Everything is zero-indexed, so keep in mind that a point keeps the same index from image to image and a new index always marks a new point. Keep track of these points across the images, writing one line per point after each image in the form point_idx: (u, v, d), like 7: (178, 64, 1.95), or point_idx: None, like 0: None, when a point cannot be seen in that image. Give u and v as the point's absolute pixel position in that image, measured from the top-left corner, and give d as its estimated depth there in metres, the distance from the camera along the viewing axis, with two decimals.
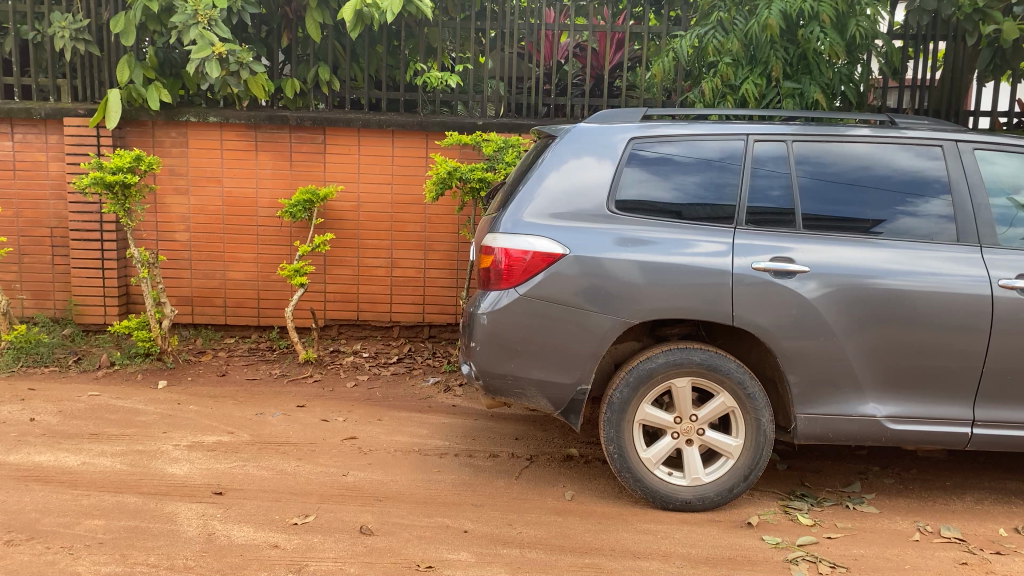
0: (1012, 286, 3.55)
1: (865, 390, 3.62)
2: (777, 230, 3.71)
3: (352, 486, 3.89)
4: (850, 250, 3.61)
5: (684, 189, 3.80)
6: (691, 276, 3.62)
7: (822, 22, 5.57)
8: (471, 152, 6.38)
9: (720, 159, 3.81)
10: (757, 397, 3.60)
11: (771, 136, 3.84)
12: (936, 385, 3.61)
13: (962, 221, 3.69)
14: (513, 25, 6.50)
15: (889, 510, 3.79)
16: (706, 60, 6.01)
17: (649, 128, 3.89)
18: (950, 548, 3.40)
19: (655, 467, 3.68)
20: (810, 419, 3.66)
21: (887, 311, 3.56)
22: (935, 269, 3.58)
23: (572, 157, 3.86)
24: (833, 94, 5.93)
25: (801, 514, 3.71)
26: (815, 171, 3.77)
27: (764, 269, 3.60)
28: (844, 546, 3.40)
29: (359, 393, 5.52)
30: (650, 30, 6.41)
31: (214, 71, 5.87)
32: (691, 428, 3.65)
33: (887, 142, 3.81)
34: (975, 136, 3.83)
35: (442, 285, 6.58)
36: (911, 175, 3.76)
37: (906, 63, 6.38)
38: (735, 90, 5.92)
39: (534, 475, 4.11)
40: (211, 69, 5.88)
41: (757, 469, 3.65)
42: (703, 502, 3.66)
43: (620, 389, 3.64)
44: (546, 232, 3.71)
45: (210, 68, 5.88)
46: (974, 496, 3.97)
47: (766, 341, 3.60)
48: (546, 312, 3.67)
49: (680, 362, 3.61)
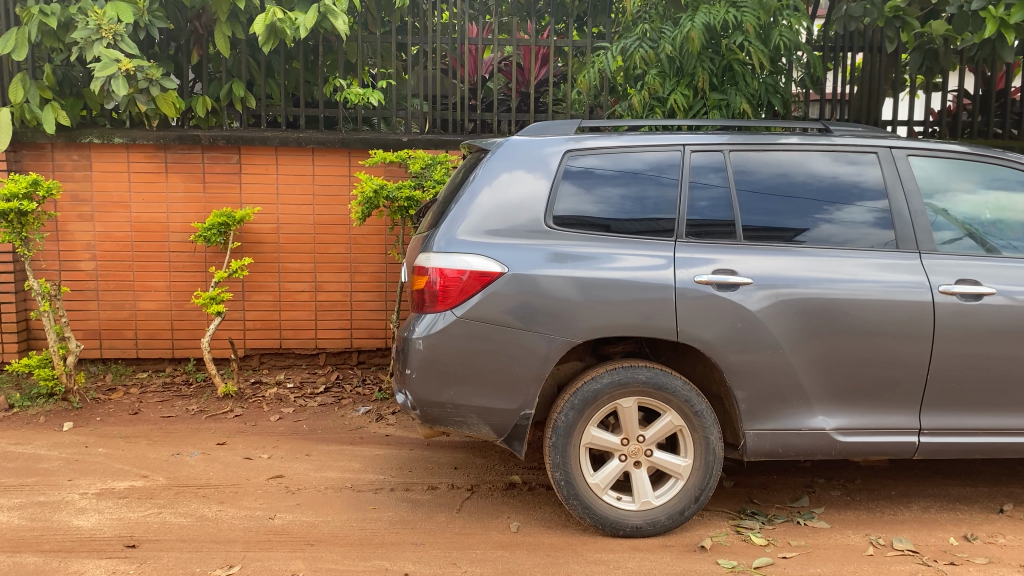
0: (952, 292, 3.53)
1: (813, 403, 3.54)
2: (718, 242, 3.61)
3: (280, 531, 3.60)
4: (792, 260, 3.55)
5: (605, 203, 3.67)
6: (633, 291, 3.48)
7: (745, 33, 5.55)
8: (396, 169, 6.14)
9: (657, 170, 3.72)
10: (704, 414, 3.50)
11: (708, 147, 3.76)
12: (883, 395, 3.56)
13: (901, 228, 3.67)
14: (434, 41, 6.34)
15: (841, 524, 3.72)
16: (633, 74, 5.92)
17: (584, 140, 3.76)
18: (905, 561, 3.34)
19: (603, 492, 3.52)
20: (759, 435, 3.57)
21: (831, 320, 3.50)
22: (874, 277, 3.54)
23: (504, 171, 3.69)
24: (759, 106, 5.93)
25: (754, 533, 3.60)
26: (750, 181, 3.70)
27: (707, 282, 3.49)
28: (800, 565, 3.30)
29: (284, 427, 5.20)
30: (574, 45, 6.36)
31: (122, 90, 5.45)
32: (639, 449, 3.51)
33: (823, 149, 3.78)
34: (908, 142, 3.83)
35: (370, 308, 6.31)
36: (848, 182, 3.73)
37: (826, 76, 6.48)
38: (663, 102, 5.86)
39: (477, 507, 3.90)
40: (118, 88, 5.45)
41: (707, 489, 3.53)
42: (654, 527, 3.52)
43: (566, 412, 3.46)
44: (482, 250, 3.52)
45: (117, 88, 5.45)
46: (920, 505, 3.94)
47: (712, 356, 3.49)
48: (486, 334, 3.47)
49: (626, 382, 3.46)
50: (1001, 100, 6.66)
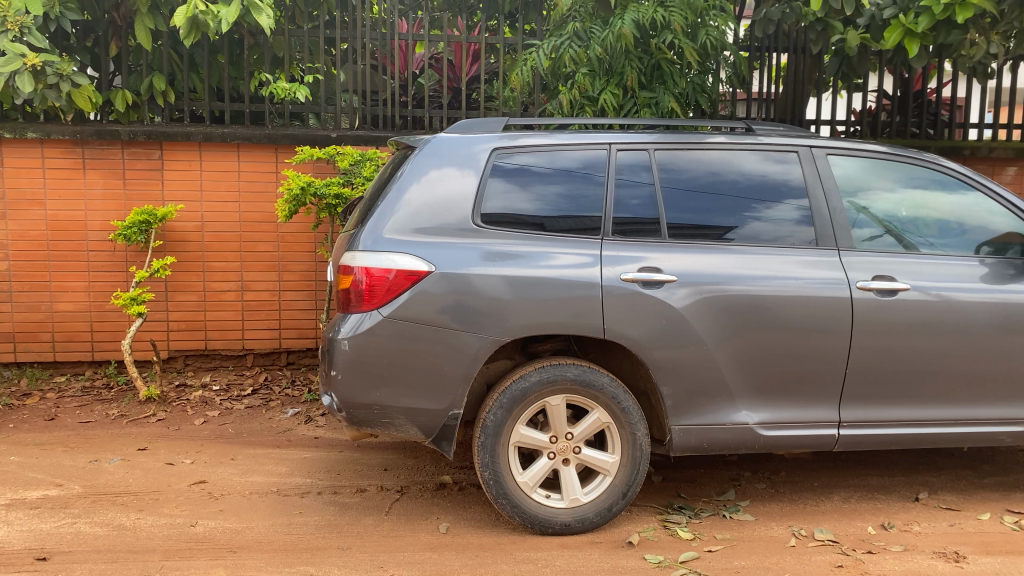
0: (868, 288, 3.63)
1: (737, 398, 3.60)
2: (643, 240, 3.64)
3: (202, 538, 3.50)
4: (715, 258, 3.60)
5: (541, 200, 3.66)
6: (562, 289, 3.48)
7: (673, 32, 5.62)
8: (324, 166, 6.03)
9: (584, 168, 3.72)
10: (632, 410, 3.52)
11: (634, 145, 3.79)
12: (804, 389, 3.64)
13: (820, 225, 3.76)
14: (364, 36, 6.23)
15: (765, 516, 3.80)
16: (563, 72, 5.94)
17: (512, 138, 3.75)
18: (825, 551, 3.42)
19: (532, 490, 3.52)
20: (685, 430, 3.61)
21: (753, 317, 3.56)
22: (794, 273, 3.62)
23: (432, 168, 3.64)
24: (687, 104, 6.02)
25: (681, 528, 3.64)
26: (676, 179, 3.74)
27: (632, 279, 3.52)
28: (725, 558, 3.35)
29: (209, 431, 5.06)
30: (506, 41, 6.33)
31: (27, 85, 5.24)
32: (568, 447, 3.52)
33: (746, 148, 3.85)
34: (826, 141, 3.92)
35: (300, 308, 6.19)
36: (769, 180, 3.80)
37: (753, 75, 6.61)
38: (593, 101, 5.88)
39: (406, 509, 3.85)
40: (24, 83, 5.24)
41: (635, 485, 3.57)
42: (583, 524, 3.53)
43: (494, 411, 3.44)
44: (409, 249, 3.47)
45: (23, 82, 5.25)
46: (841, 495, 4.05)
47: (638, 353, 3.52)
48: (414, 334, 3.43)
49: (554, 380, 3.46)
50: (918, 100, 6.88)
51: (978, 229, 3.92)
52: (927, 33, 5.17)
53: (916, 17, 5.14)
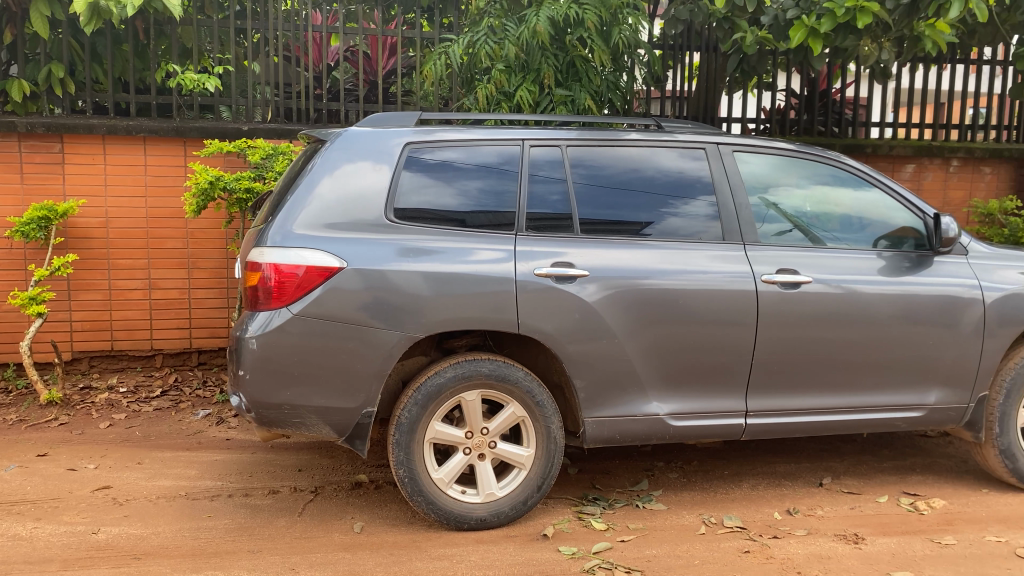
0: (772, 281, 3.74)
1: (648, 389, 3.67)
2: (556, 235, 3.67)
3: (104, 546, 3.37)
4: (627, 253, 3.66)
5: (464, 196, 3.66)
6: (476, 285, 3.47)
7: (587, 30, 5.69)
8: (235, 160, 5.88)
9: (498, 164, 3.73)
10: (546, 404, 3.55)
11: (547, 141, 3.81)
12: (713, 379, 3.73)
13: (727, 220, 3.86)
14: (277, 27, 6.10)
15: (676, 505, 3.88)
16: (480, 67, 5.93)
17: (426, 132, 3.72)
18: (733, 537, 3.52)
19: (448, 486, 3.51)
20: (598, 422, 3.66)
21: (664, 310, 3.63)
22: (703, 267, 3.70)
23: (343, 162, 3.58)
24: (602, 102, 6.11)
25: (595, 519, 3.69)
26: (589, 176, 3.79)
27: (546, 274, 3.54)
28: (637, 547, 3.41)
29: (115, 435, 4.88)
30: (423, 35, 6.28)
31: None
32: (483, 442, 3.52)
33: (656, 146, 3.92)
34: (733, 139, 4.02)
35: (211, 306, 6.02)
36: (679, 177, 3.88)
37: (667, 73, 6.73)
38: (509, 97, 5.90)
39: (320, 509, 3.80)
40: None
41: (550, 478, 3.60)
42: (498, 518, 3.55)
43: (409, 408, 3.41)
44: (320, 245, 3.40)
45: None
46: (750, 482, 4.17)
47: (552, 347, 3.54)
48: (325, 331, 3.37)
49: (469, 375, 3.46)
50: (824, 99, 7.13)
51: (877, 224, 4.08)
52: (828, 35, 5.27)
53: (818, 19, 5.25)
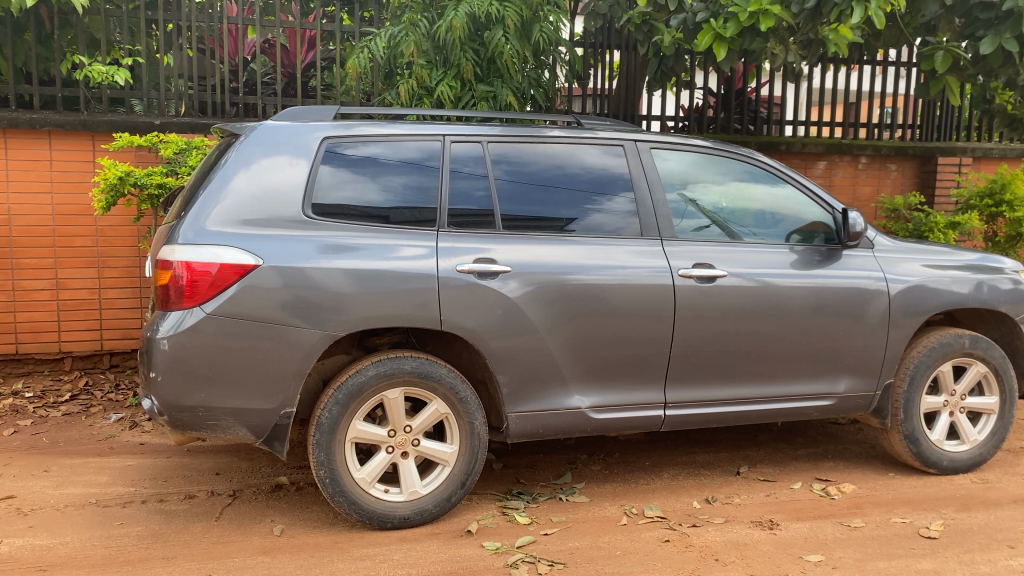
0: (689, 275, 3.82)
1: (570, 383, 3.71)
2: (478, 231, 3.66)
3: (7, 559, 3.22)
4: (548, 249, 3.68)
5: (388, 191, 3.62)
6: (398, 282, 3.44)
7: (507, 27, 5.71)
8: (147, 155, 5.70)
9: (419, 160, 3.70)
10: (470, 400, 3.55)
11: (468, 137, 3.79)
12: (633, 372, 3.79)
13: (645, 216, 3.92)
14: (190, 18, 5.93)
15: (599, 497, 3.93)
16: (401, 61, 5.89)
17: (345, 127, 3.66)
18: (653, 527, 3.59)
19: (370, 485, 3.47)
20: (521, 417, 3.67)
21: (585, 305, 3.67)
22: (623, 262, 3.76)
23: (260, 156, 3.49)
24: (524, 98, 6.15)
25: (518, 513, 3.71)
26: (510, 172, 3.79)
27: (468, 271, 3.53)
28: (560, 540, 3.44)
29: (20, 443, 4.67)
30: (342, 28, 6.18)
31: None
32: (406, 440, 3.49)
33: (576, 142, 3.95)
34: (651, 136, 4.09)
35: (122, 307, 5.81)
36: (599, 173, 3.93)
37: (588, 70, 6.81)
38: (431, 92, 5.87)
39: (238, 513, 3.71)
40: None
41: (473, 474, 3.60)
42: (422, 516, 3.53)
43: (329, 408, 3.36)
44: (235, 242, 3.31)
45: None
46: (670, 473, 4.26)
47: (475, 343, 3.54)
48: (241, 330, 3.29)
49: (391, 373, 3.42)
50: (739, 98, 7.32)
51: (790, 219, 4.21)
52: (734, 38, 5.42)
53: (725, 23, 5.39)
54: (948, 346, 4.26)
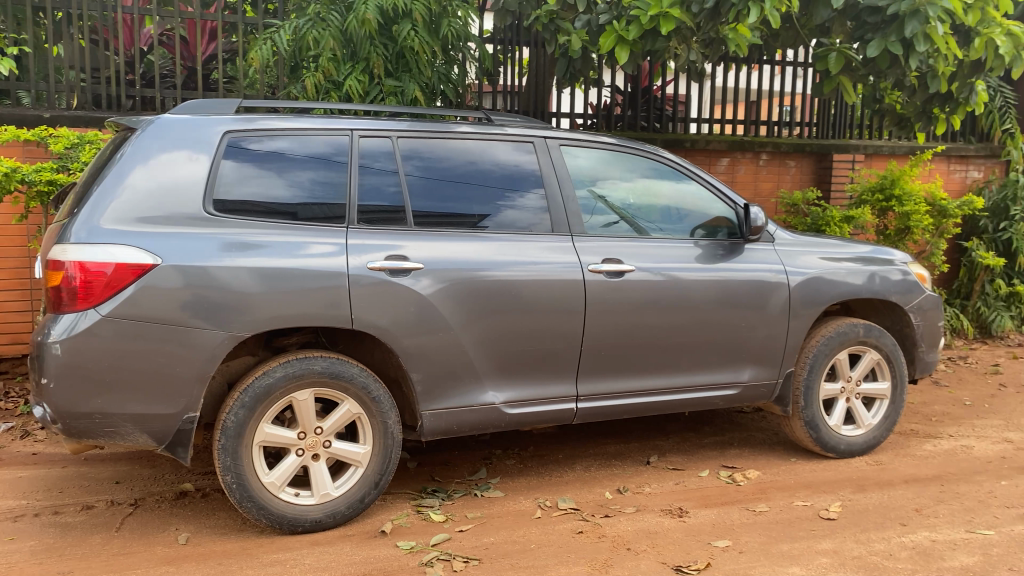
0: (600, 270, 3.87)
1: (484, 379, 3.71)
2: (389, 228, 3.62)
3: None
4: (459, 245, 3.67)
5: (296, 186, 3.54)
6: (306, 280, 3.36)
7: (416, 21, 5.67)
8: (36, 149, 5.41)
9: (327, 156, 3.63)
10: (382, 400, 3.51)
11: (377, 132, 3.74)
12: (547, 366, 3.82)
13: (556, 212, 3.95)
14: (81, 6, 5.66)
15: (513, 492, 3.95)
16: (307, 55, 5.77)
17: (249, 121, 3.55)
18: (567, 519, 3.63)
19: (280, 489, 3.39)
20: (435, 415, 3.65)
21: (497, 301, 3.67)
22: (534, 258, 3.78)
23: (158, 151, 3.36)
24: (434, 93, 6.12)
25: (433, 511, 3.69)
26: (421, 167, 3.76)
27: (379, 268, 3.48)
28: (475, 536, 3.44)
29: None
30: (245, 20, 6.02)
31: None
32: (317, 442, 3.43)
33: (487, 138, 3.95)
34: (561, 133, 4.13)
35: (11, 310, 5.51)
36: (510, 169, 3.94)
37: (498, 67, 6.84)
38: (338, 87, 5.76)
39: (140, 522, 3.57)
40: None
41: (387, 474, 3.56)
42: (334, 518, 3.47)
43: (236, 411, 3.26)
44: (132, 241, 3.17)
45: None
46: (583, 465, 4.32)
47: (387, 341, 3.49)
48: (140, 333, 3.15)
49: (300, 374, 3.35)
50: (645, 95, 7.46)
51: (695, 214, 4.32)
52: (637, 40, 5.54)
53: (627, 25, 5.52)
54: (844, 335, 4.45)
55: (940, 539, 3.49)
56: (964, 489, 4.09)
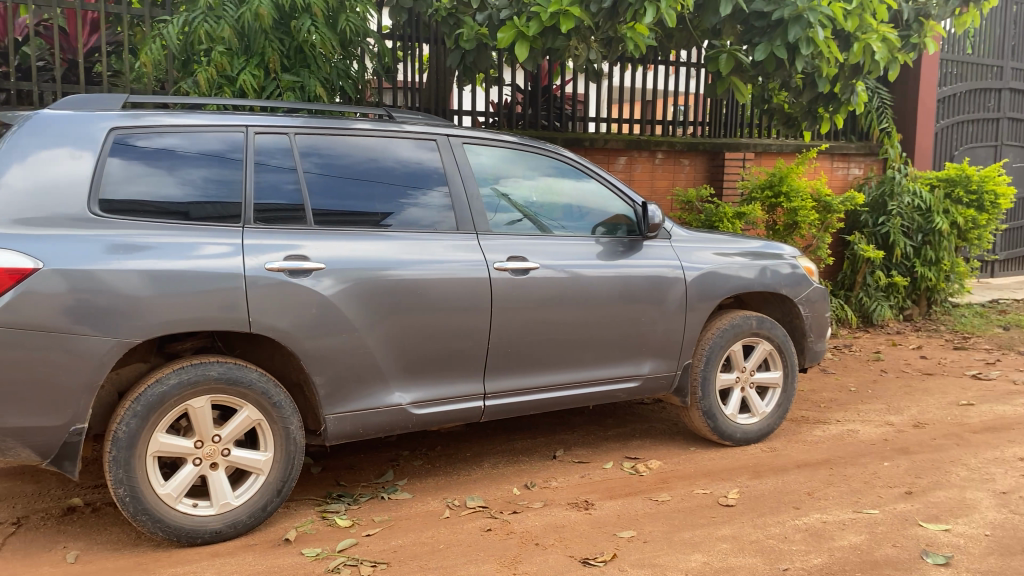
0: (505, 268, 3.88)
1: (390, 380, 3.66)
2: (288, 227, 3.53)
3: None
4: (361, 244, 3.61)
5: (188, 184, 3.41)
6: (201, 283, 3.24)
7: (313, 16, 5.55)
8: None
9: (222, 153, 3.51)
10: (284, 405, 3.42)
11: (273, 129, 3.64)
12: (453, 365, 3.81)
13: (459, 210, 3.94)
14: None
15: (421, 493, 3.92)
16: (198, 49, 5.56)
17: (136, 117, 3.39)
18: (476, 517, 3.63)
19: (177, 501, 3.26)
20: (340, 418, 3.58)
21: (402, 301, 3.63)
22: (439, 257, 3.76)
23: (36, 148, 3.17)
24: (333, 89, 6.00)
25: (339, 516, 3.63)
26: (320, 165, 3.68)
27: (278, 269, 3.39)
28: (382, 540, 3.40)
29: None
30: (131, 11, 5.74)
31: None
32: (216, 450, 3.31)
33: (387, 135, 3.90)
34: (463, 131, 4.12)
35: None
36: (411, 167, 3.90)
37: (397, 64, 6.78)
38: (232, 82, 5.55)
39: (24, 542, 3.36)
40: None
41: (290, 481, 3.48)
42: (235, 528, 3.36)
43: (127, 421, 3.11)
44: (9, 244, 2.97)
45: None
46: (490, 462, 4.33)
47: (288, 344, 3.41)
48: (20, 342, 2.96)
49: (196, 381, 3.22)
50: (545, 94, 7.53)
51: (596, 212, 4.39)
52: (537, 37, 5.52)
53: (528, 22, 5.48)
54: (739, 327, 4.61)
55: (830, 520, 3.67)
56: (850, 471, 4.31)
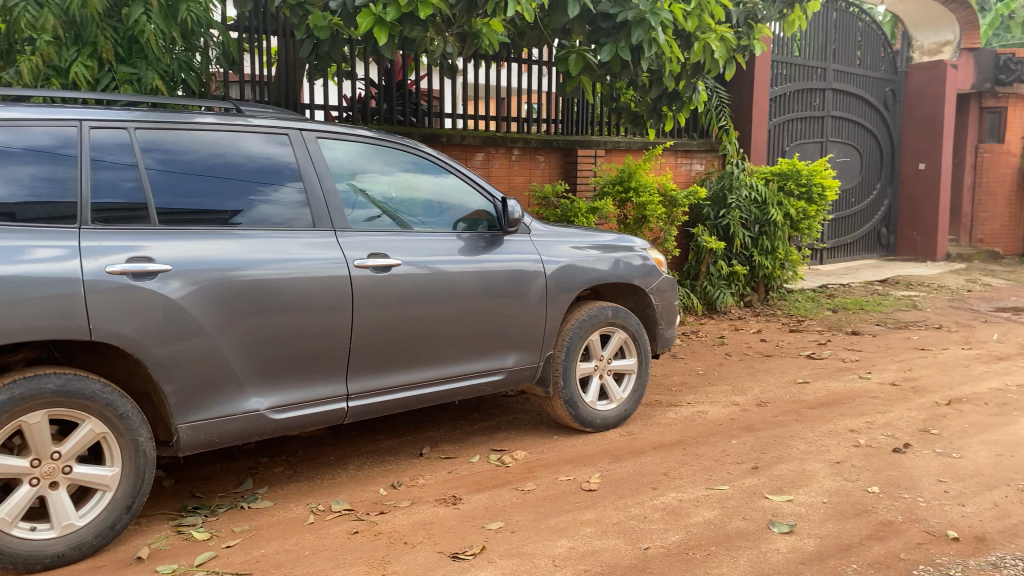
0: (364, 266, 3.82)
1: (246, 385, 3.53)
2: (129, 227, 3.32)
3: None
4: (211, 243, 3.45)
5: (13, 182, 3.13)
6: (32, 289, 2.97)
7: (148, 5, 5.22)
8: None
9: (51, 148, 3.25)
10: (131, 416, 3.22)
11: (110, 123, 3.41)
12: (313, 367, 3.71)
13: (316, 206, 3.85)
14: None
15: (283, 499, 3.80)
16: (20, 36, 5.12)
17: None
18: (342, 521, 3.56)
19: (12, 526, 3.01)
20: (193, 427, 3.42)
21: (257, 302, 3.50)
22: (295, 255, 3.65)
23: None
24: (174, 82, 5.69)
25: (196, 529, 3.46)
26: (163, 161, 3.48)
27: (120, 272, 3.19)
28: (244, 550, 3.27)
29: None
30: None
31: None
32: (55, 468, 3.08)
33: (235, 130, 3.74)
34: (316, 125, 4.02)
35: None
36: (262, 163, 3.77)
37: (243, 55, 6.52)
38: (61, 73, 5.17)
39: None
40: None
41: (140, 496, 3.28)
42: (81, 550, 3.14)
43: None
44: None
45: None
46: (354, 464, 4.25)
47: (133, 352, 3.21)
48: None
49: (31, 395, 2.98)
50: (400, 90, 7.46)
51: (455, 208, 4.40)
52: (394, 24, 5.33)
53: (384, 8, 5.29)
54: (595, 317, 4.75)
55: (686, 498, 3.85)
56: (702, 450, 4.54)
